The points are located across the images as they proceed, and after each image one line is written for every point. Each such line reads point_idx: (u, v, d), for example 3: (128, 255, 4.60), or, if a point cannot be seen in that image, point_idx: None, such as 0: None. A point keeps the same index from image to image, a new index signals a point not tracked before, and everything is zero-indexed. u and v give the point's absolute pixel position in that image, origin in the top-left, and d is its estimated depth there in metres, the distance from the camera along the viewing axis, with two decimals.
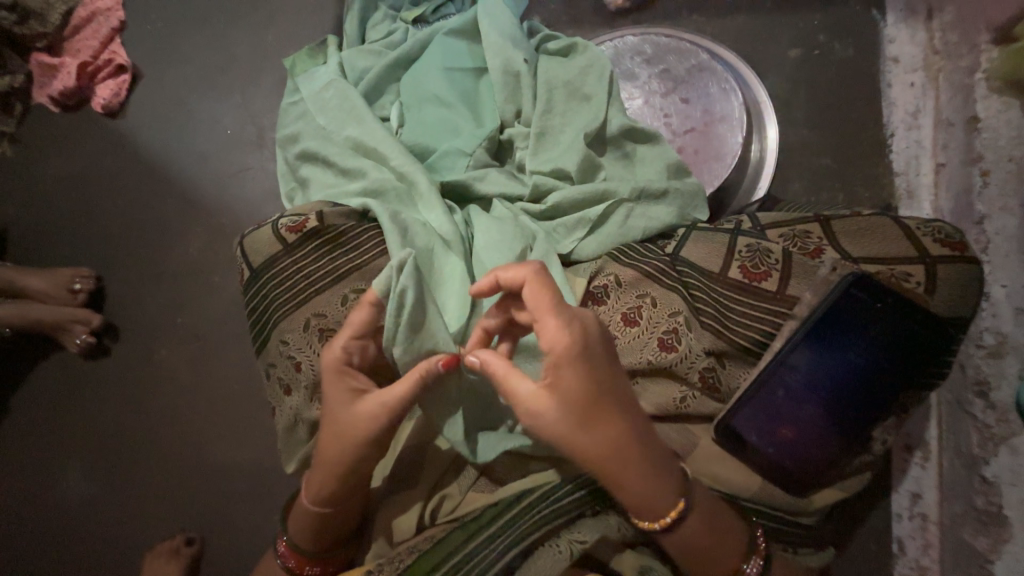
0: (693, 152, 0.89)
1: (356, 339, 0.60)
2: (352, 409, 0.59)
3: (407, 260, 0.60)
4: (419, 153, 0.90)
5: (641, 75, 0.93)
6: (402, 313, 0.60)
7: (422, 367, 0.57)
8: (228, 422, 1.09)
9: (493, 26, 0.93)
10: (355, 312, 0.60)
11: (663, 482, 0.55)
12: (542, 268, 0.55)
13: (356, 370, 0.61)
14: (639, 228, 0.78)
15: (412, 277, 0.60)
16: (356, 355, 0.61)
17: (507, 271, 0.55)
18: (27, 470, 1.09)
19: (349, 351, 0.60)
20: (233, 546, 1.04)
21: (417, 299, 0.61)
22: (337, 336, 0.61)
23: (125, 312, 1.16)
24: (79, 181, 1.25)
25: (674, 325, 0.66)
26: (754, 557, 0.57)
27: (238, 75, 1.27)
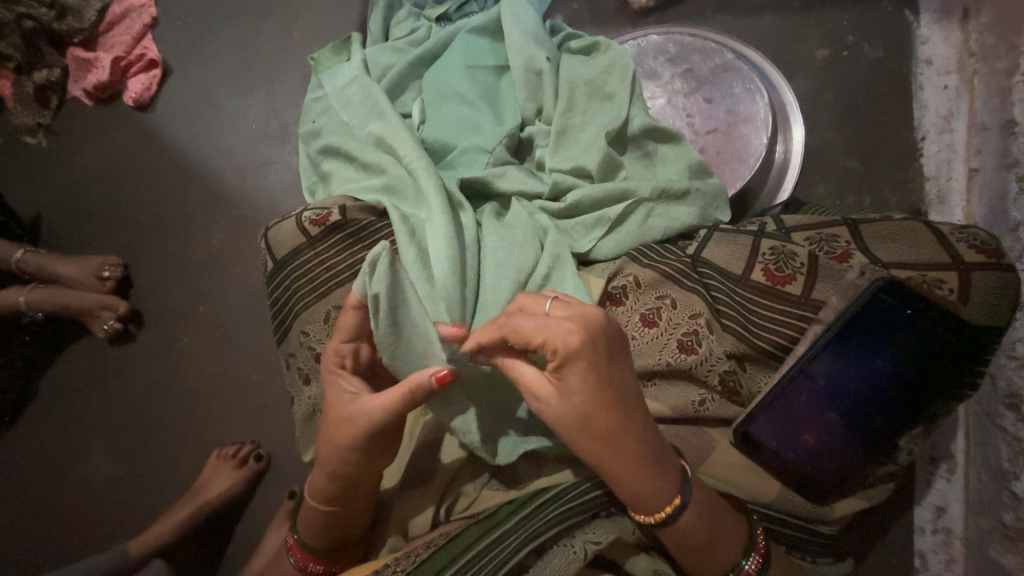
0: (715, 152, 0.88)
1: (348, 342, 0.61)
2: (347, 410, 0.59)
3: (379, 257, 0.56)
4: (440, 150, 0.91)
5: (664, 74, 0.93)
6: (380, 317, 0.57)
7: (412, 380, 0.55)
8: (246, 410, 1.11)
9: (516, 24, 0.93)
10: (344, 317, 0.60)
11: (659, 484, 0.53)
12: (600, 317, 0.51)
13: (350, 374, 0.62)
14: (659, 228, 0.78)
15: (383, 279, 0.56)
16: (348, 359, 0.62)
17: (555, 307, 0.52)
18: (54, 449, 1.13)
19: (341, 353, 0.62)
20: (243, 533, 1.05)
21: (391, 308, 0.57)
22: (334, 340, 0.62)
23: (149, 300, 1.20)
24: (109, 173, 1.28)
25: (694, 326, 0.64)
26: (752, 555, 0.55)
27: (264, 71, 1.30)
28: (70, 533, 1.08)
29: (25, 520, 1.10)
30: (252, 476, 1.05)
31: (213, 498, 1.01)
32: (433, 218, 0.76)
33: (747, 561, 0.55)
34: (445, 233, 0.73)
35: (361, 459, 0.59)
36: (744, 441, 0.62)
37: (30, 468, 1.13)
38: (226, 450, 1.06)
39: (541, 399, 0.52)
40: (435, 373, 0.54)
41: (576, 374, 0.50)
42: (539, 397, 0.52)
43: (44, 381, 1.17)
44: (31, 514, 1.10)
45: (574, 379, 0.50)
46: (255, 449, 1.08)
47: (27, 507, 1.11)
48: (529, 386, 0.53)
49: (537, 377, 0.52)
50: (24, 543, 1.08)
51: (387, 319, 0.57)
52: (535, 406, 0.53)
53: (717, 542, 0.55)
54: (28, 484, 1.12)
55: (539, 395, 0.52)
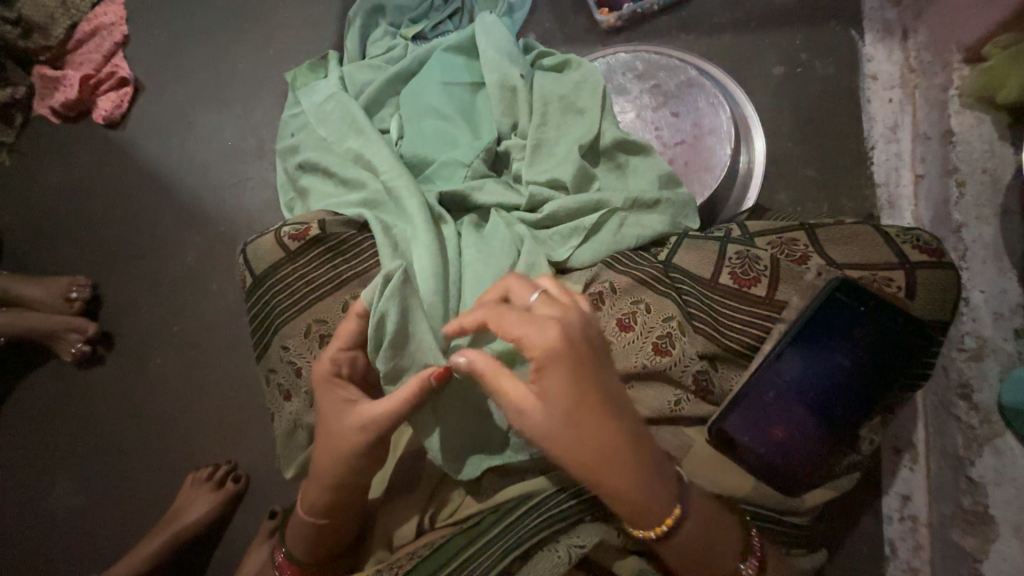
0: (683, 164, 0.92)
1: (345, 350, 0.62)
2: (348, 418, 0.58)
3: (394, 273, 0.64)
4: (418, 164, 0.94)
5: (633, 90, 0.97)
6: (382, 332, 0.62)
7: (414, 386, 0.56)
8: (223, 431, 1.09)
9: (489, 43, 0.97)
10: (343, 326, 0.62)
11: (655, 492, 0.54)
12: (574, 321, 0.52)
13: (346, 381, 0.62)
14: (633, 236, 0.81)
15: (393, 295, 0.63)
16: (344, 367, 0.62)
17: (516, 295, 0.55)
18: (14, 481, 1.08)
19: (338, 362, 0.62)
20: (222, 558, 1.02)
21: (400, 316, 0.63)
22: (328, 350, 0.62)
23: (120, 320, 1.16)
24: (77, 191, 1.25)
25: (667, 329, 0.67)
26: (751, 556, 0.58)
27: (240, 88, 1.30)
28: (34, 567, 1.03)
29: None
30: (229, 499, 1.02)
31: (189, 523, 0.98)
32: (414, 232, 0.77)
33: (744, 565, 0.57)
34: (427, 245, 0.75)
35: (353, 470, 0.59)
36: (719, 436, 0.64)
37: None
38: (200, 473, 1.03)
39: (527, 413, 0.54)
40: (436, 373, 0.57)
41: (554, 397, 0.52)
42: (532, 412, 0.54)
43: (4, 408, 1.12)
44: None
45: (552, 388, 0.51)
46: (232, 471, 1.05)
47: None
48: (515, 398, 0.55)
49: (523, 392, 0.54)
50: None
51: (390, 337, 0.63)
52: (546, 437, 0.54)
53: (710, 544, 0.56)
54: None
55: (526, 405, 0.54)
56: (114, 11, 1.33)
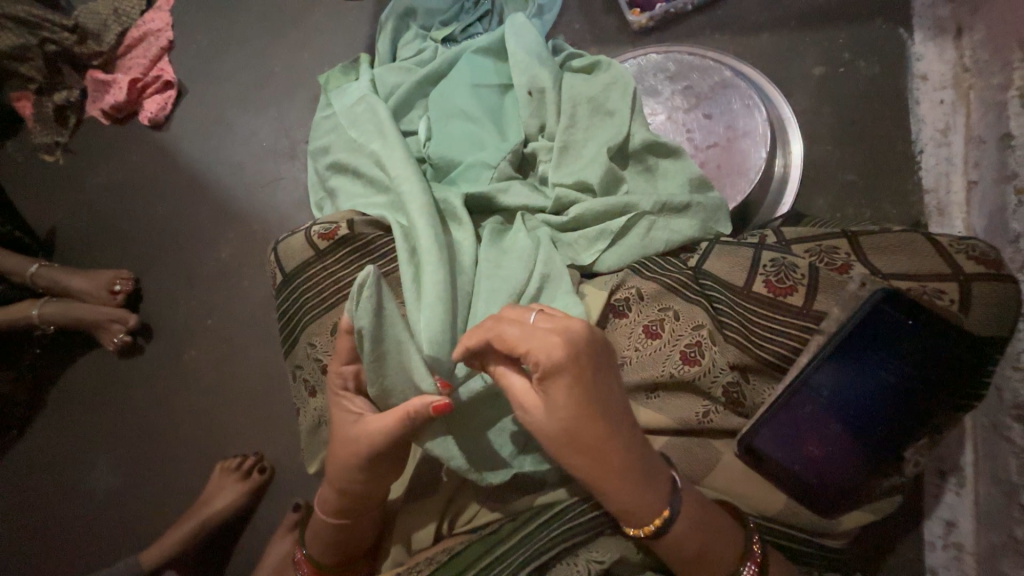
0: (715, 167, 0.89)
1: (348, 364, 0.61)
2: (350, 432, 0.58)
3: (367, 279, 0.54)
4: (445, 165, 0.96)
5: (664, 91, 0.95)
6: (363, 349, 0.56)
7: (410, 406, 0.54)
8: (251, 422, 1.12)
9: (519, 45, 0.98)
10: (340, 342, 0.59)
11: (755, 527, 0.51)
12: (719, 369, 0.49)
13: (353, 393, 0.62)
14: (661, 241, 0.79)
15: (367, 311, 0.54)
16: (350, 380, 0.61)
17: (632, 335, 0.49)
18: (59, 462, 1.14)
19: (343, 375, 0.61)
20: (246, 545, 1.05)
21: (376, 340, 0.56)
22: (334, 363, 0.62)
23: (159, 313, 1.22)
24: (122, 189, 1.32)
25: (697, 338, 0.65)
26: (750, 561, 0.56)
27: (275, 91, 1.34)
28: (75, 545, 1.08)
29: (30, 531, 1.10)
30: (255, 489, 1.05)
31: (217, 510, 1.01)
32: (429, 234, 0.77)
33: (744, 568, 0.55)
34: (436, 245, 0.74)
35: (361, 482, 0.59)
36: (747, 450, 0.61)
37: (35, 481, 1.13)
38: (230, 462, 1.06)
39: (559, 370, 0.49)
40: (433, 403, 0.53)
41: (560, 389, 0.50)
42: (542, 366, 0.49)
43: (51, 394, 1.19)
44: (36, 528, 1.10)
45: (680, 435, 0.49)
46: (259, 461, 1.08)
47: (32, 520, 1.11)
48: (528, 345, 0.50)
49: (547, 339, 0.49)
50: (29, 555, 1.08)
51: (371, 356, 0.57)
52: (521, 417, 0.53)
53: (713, 548, 0.55)
54: (32, 498, 1.12)
55: (541, 357, 0.49)
56: (161, 18, 1.40)
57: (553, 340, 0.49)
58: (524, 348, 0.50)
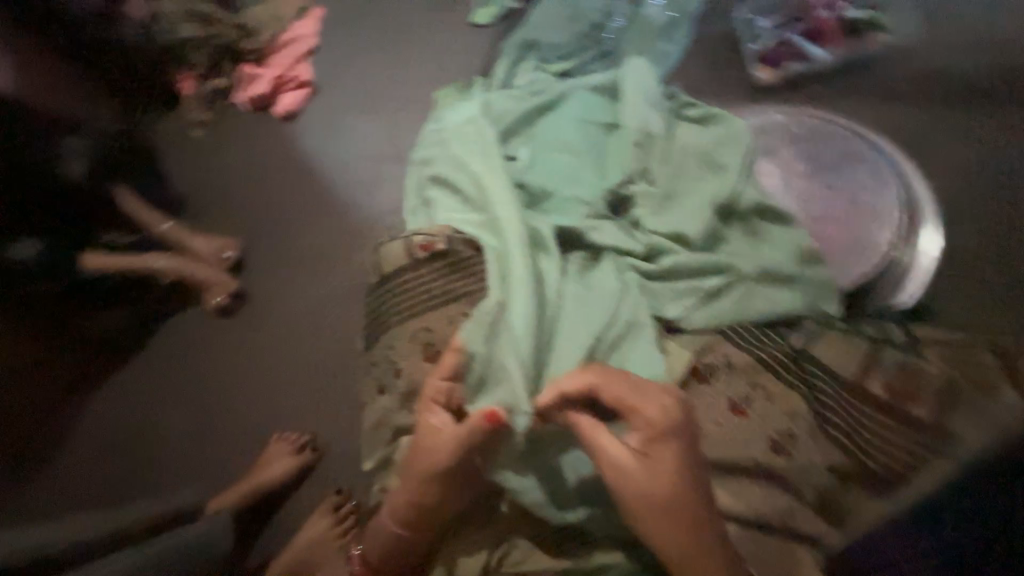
0: (830, 241, 0.82)
1: (446, 380, 0.66)
2: (431, 441, 0.62)
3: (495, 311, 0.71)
4: (539, 194, 0.97)
5: (782, 153, 0.90)
6: (474, 371, 0.68)
7: (478, 418, 0.60)
8: (312, 401, 1.18)
9: (634, 90, 1.00)
10: (446, 357, 0.67)
11: None
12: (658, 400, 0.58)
13: (437, 406, 0.65)
14: (757, 310, 0.74)
15: (484, 337, 0.69)
16: (442, 396, 0.65)
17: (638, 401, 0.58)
18: (133, 402, 1.22)
19: (438, 391, 0.65)
20: (283, 520, 1.09)
21: (485, 362, 0.68)
22: (431, 377, 0.66)
23: (254, 283, 1.33)
24: (247, 168, 1.48)
25: (789, 426, 0.62)
26: None
27: (393, 102, 1.45)
28: (131, 483, 1.15)
29: (93, 460, 1.18)
30: (305, 465, 1.09)
31: (268, 478, 1.06)
32: (517, 261, 0.77)
33: None
34: (525, 274, 0.75)
35: (435, 496, 0.62)
36: (835, 562, 0.55)
37: (106, 416, 1.21)
38: (287, 434, 1.13)
39: (668, 427, 0.56)
40: (485, 411, 0.60)
41: (661, 449, 0.55)
42: (651, 422, 0.56)
43: (140, 339, 1.28)
44: (100, 458, 1.18)
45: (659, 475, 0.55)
46: (312, 440, 1.13)
47: (95, 451, 1.18)
48: (637, 398, 0.57)
49: (659, 399, 0.57)
50: (89, 483, 1.15)
51: (474, 377, 0.68)
52: (610, 471, 0.56)
53: None
54: (100, 431, 1.19)
55: (649, 414, 0.56)
56: (310, 25, 1.58)
57: (666, 401, 0.58)
58: (634, 401, 0.57)
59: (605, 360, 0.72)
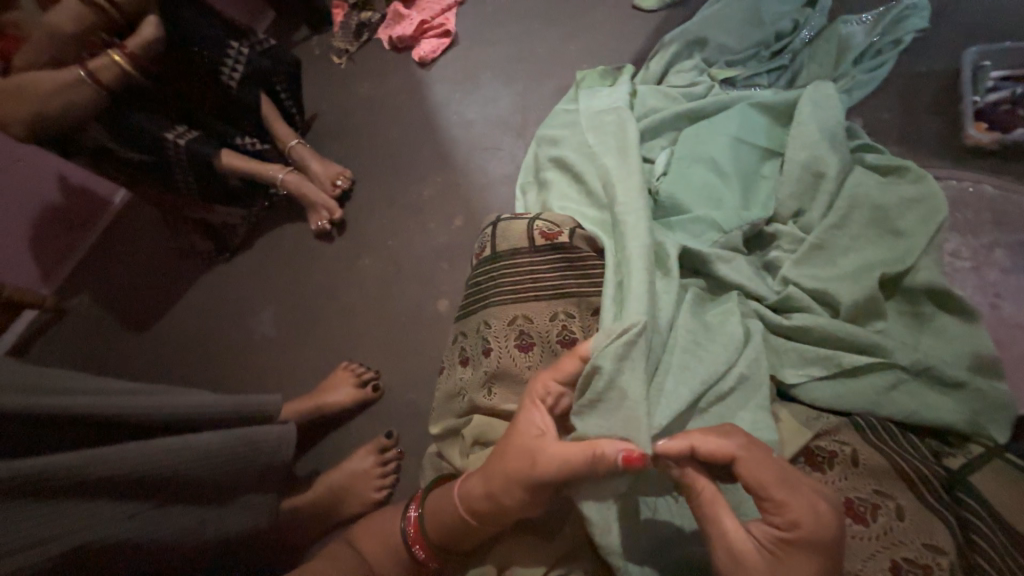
0: (1018, 352, 0.68)
1: (558, 383, 0.63)
2: (530, 444, 0.57)
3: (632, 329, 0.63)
4: (669, 207, 0.90)
5: (982, 235, 0.76)
6: (589, 385, 0.61)
7: (602, 446, 0.54)
8: (383, 343, 1.22)
9: (813, 117, 0.87)
10: (566, 360, 0.63)
11: None
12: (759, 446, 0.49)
13: (543, 409, 0.61)
14: (900, 407, 0.64)
15: (612, 354, 0.61)
16: (551, 398, 0.62)
17: (709, 444, 0.49)
18: (232, 296, 1.33)
19: (547, 390, 0.63)
20: (331, 447, 1.13)
21: (607, 383, 0.61)
22: (543, 374, 0.64)
23: (357, 217, 1.38)
24: (376, 106, 1.52)
25: (928, 561, 0.51)
26: None
27: (529, 70, 1.41)
28: (211, 367, 1.25)
29: (186, 336, 1.29)
30: (363, 400, 1.13)
31: (328, 402, 1.11)
32: (636, 272, 0.72)
33: None
34: (643, 291, 0.70)
35: (515, 498, 0.58)
36: None
37: (208, 302, 1.33)
38: (354, 366, 1.16)
39: (819, 541, 0.44)
40: (626, 450, 0.53)
41: (800, 561, 0.44)
42: (799, 527, 0.44)
43: (252, 241, 1.39)
44: (192, 336, 1.29)
45: None
46: (375, 379, 1.16)
47: (192, 329, 1.30)
48: (783, 490, 0.46)
49: (811, 500, 0.45)
50: (178, 354, 1.27)
51: (592, 393, 0.61)
52: (726, 560, 0.46)
53: None
54: (200, 312, 1.32)
55: (799, 517, 0.44)
56: None
57: (820, 508, 0.45)
58: (781, 496, 0.46)
59: (707, 409, 0.66)
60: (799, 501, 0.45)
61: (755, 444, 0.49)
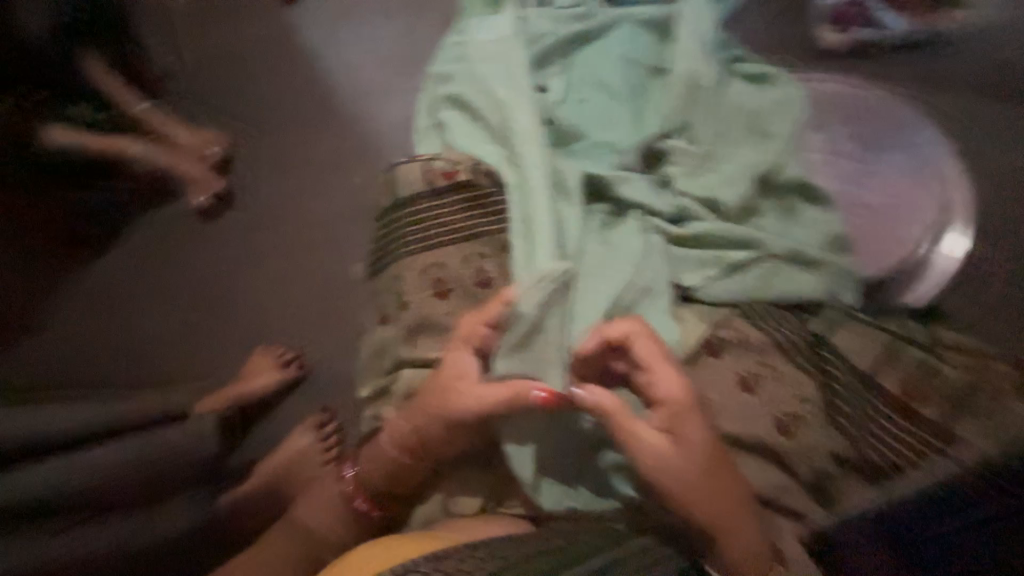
0: (863, 229, 0.79)
1: (486, 327, 0.65)
2: (456, 384, 0.64)
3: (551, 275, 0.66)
4: (569, 135, 0.90)
5: (834, 129, 0.84)
6: (513, 328, 0.63)
7: (525, 380, 0.61)
8: (298, 320, 1.12)
9: (689, 31, 0.90)
10: (490, 306, 0.66)
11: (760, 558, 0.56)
12: (644, 329, 0.64)
13: (470, 352, 0.65)
14: (778, 290, 0.73)
15: (534, 296, 0.64)
16: (478, 341, 0.66)
17: (613, 330, 0.63)
18: (98, 296, 1.12)
19: (476, 335, 0.66)
20: (260, 439, 1.03)
21: (530, 325, 0.63)
22: (471, 317, 0.67)
23: (241, 186, 1.22)
24: (237, 53, 1.30)
25: (798, 410, 0.62)
26: None
27: (410, 2, 1.29)
28: (87, 383, 1.06)
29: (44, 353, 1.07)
30: (288, 381, 1.06)
31: (249, 389, 1.03)
32: (541, 203, 0.73)
33: None
34: (550, 222, 0.71)
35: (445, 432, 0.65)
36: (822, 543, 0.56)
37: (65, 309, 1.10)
38: (274, 348, 1.10)
39: (685, 402, 0.60)
40: (544, 391, 0.61)
41: (681, 421, 0.59)
42: (670, 395, 0.60)
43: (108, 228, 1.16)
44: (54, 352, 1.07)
45: (686, 443, 0.59)
46: (298, 358, 1.09)
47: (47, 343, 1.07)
48: (658, 371, 0.61)
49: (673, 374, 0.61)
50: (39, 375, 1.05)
51: (517, 335, 0.63)
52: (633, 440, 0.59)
53: None
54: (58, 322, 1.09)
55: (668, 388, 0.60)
56: None
57: (682, 380, 0.61)
58: (654, 374, 0.61)
59: None
60: (669, 376, 0.61)
61: (643, 331, 0.63)
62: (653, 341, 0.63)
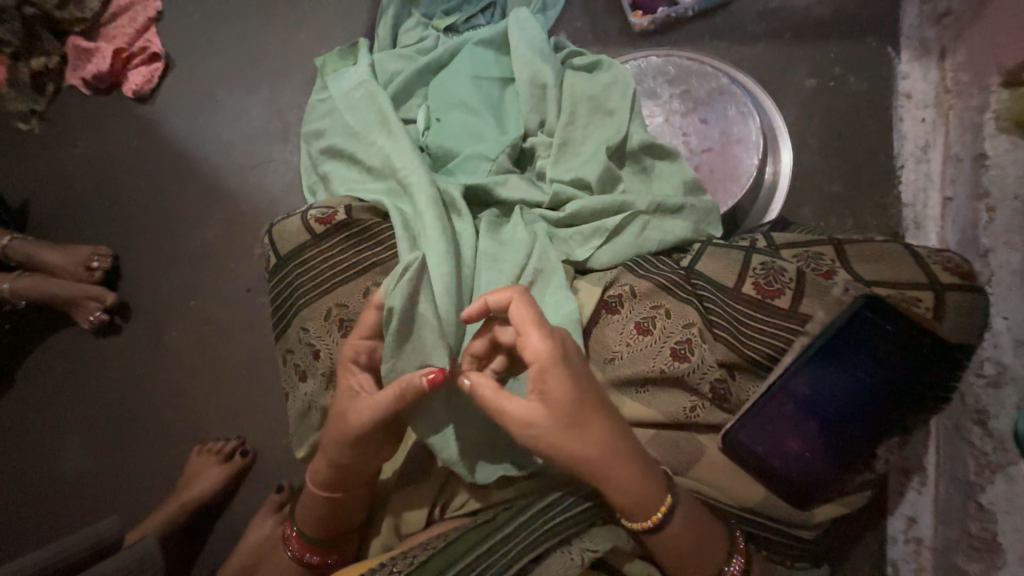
0: (708, 171, 0.91)
1: (365, 339, 0.62)
2: (349, 404, 0.60)
3: (412, 263, 0.58)
4: (442, 156, 0.95)
5: (663, 95, 0.96)
6: (387, 328, 0.59)
7: (405, 378, 0.56)
8: (231, 406, 1.09)
9: (521, 39, 0.98)
10: (367, 314, 0.61)
11: (650, 484, 0.58)
12: (526, 291, 0.59)
13: (358, 368, 0.63)
14: (653, 241, 0.81)
15: (403, 291, 0.58)
16: (362, 355, 0.62)
17: (495, 296, 0.58)
18: (28, 442, 1.10)
19: (359, 350, 0.62)
20: (226, 532, 1.02)
21: (404, 318, 0.59)
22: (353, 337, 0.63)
23: (137, 291, 1.17)
24: (102, 162, 1.27)
25: (688, 335, 0.68)
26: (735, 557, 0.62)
27: (268, 71, 1.31)
28: (47, 530, 1.05)
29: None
30: (237, 473, 1.02)
31: (195, 494, 0.98)
32: (426, 223, 0.77)
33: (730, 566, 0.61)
34: (438, 236, 0.75)
35: (358, 457, 0.61)
36: (729, 440, 0.65)
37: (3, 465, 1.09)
38: (211, 445, 1.04)
39: (556, 358, 0.55)
40: (427, 373, 0.55)
41: (552, 381, 0.55)
42: (538, 355, 0.55)
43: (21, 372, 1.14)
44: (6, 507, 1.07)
45: (555, 403, 0.55)
46: (241, 445, 1.05)
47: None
48: (528, 334, 0.56)
49: (543, 334, 0.56)
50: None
51: (394, 333, 0.59)
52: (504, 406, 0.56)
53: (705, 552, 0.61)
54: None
55: (536, 348, 0.55)
56: None
57: (557, 337, 0.56)
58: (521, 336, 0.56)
59: None
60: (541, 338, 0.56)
61: (524, 293, 0.58)
62: (532, 304, 0.58)
